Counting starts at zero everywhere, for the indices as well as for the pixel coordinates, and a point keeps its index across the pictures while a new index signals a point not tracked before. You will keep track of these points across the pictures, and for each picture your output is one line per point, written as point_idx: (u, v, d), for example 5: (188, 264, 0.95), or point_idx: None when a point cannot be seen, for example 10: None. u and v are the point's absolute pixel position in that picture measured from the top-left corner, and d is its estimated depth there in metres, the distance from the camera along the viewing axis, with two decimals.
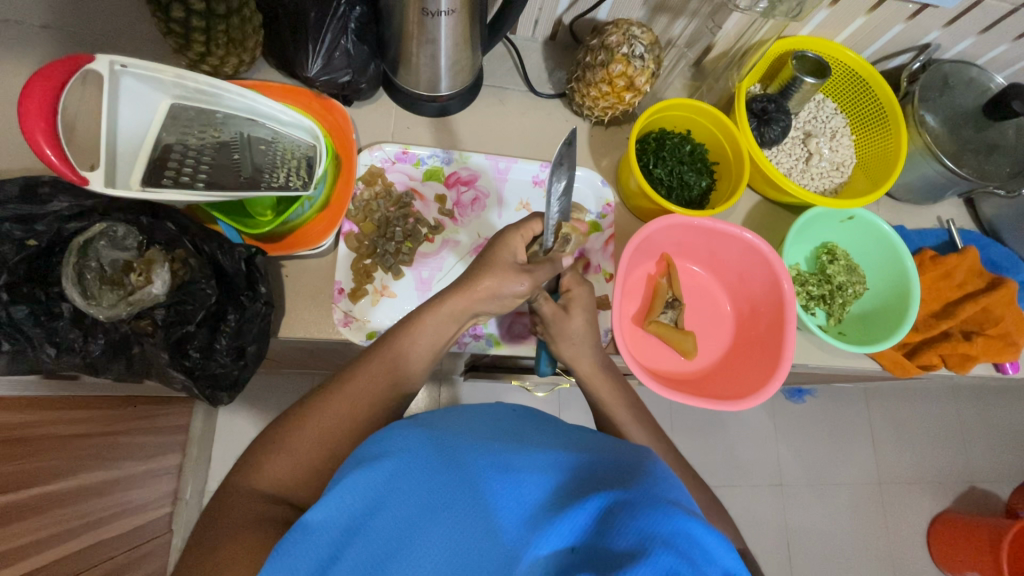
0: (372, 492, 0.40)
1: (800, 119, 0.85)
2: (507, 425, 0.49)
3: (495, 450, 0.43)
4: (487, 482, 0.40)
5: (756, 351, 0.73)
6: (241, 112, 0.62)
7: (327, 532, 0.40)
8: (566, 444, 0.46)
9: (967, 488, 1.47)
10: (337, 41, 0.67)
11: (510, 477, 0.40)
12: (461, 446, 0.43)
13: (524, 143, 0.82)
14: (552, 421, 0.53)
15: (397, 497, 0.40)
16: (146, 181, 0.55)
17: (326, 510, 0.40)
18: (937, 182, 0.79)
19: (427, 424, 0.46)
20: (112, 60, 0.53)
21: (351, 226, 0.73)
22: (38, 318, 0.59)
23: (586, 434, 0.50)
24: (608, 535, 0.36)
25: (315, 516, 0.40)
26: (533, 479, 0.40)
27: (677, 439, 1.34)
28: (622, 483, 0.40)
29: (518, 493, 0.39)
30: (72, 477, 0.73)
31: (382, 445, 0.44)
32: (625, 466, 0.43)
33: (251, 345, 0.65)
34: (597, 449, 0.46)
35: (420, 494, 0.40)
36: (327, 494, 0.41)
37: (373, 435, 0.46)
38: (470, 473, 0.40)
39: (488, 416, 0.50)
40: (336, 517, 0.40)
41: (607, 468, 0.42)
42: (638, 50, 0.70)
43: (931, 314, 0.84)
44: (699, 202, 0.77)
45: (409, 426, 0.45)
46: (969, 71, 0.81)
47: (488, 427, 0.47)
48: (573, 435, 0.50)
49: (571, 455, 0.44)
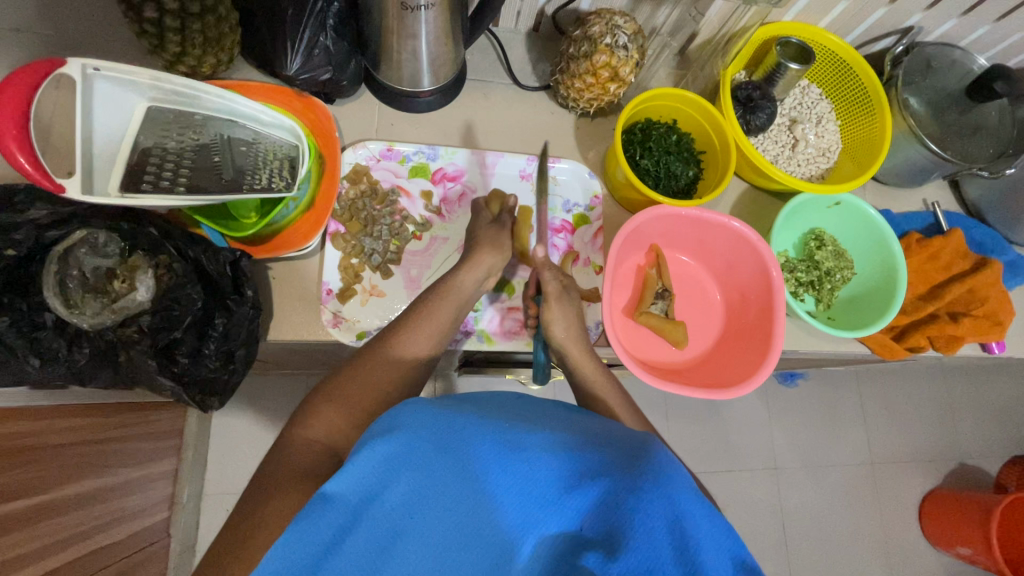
0: (380, 468, 0.41)
1: (785, 106, 0.85)
2: (512, 410, 0.49)
3: (497, 428, 0.43)
4: (489, 462, 0.40)
5: (745, 338, 0.74)
6: (220, 113, 0.61)
7: (342, 506, 0.41)
8: (567, 425, 0.47)
9: (956, 465, 1.50)
10: (316, 37, 0.65)
11: (515, 457, 0.40)
12: (466, 425, 0.43)
13: (510, 137, 0.81)
14: (552, 405, 0.53)
15: (406, 472, 0.40)
16: (125, 187, 0.54)
17: (342, 483, 0.41)
18: (922, 165, 0.80)
19: (436, 402, 0.47)
20: (84, 64, 0.52)
21: (337, 226, 0.72)
22: (20, 329, 0.57)
23: (593, 420, 0.51)
24: (617, 515, 0.37)
25: (332, 489, 0.42)
26: (536, 458, 0.40)
27: (672, 427, 1.35)
28: (627, 466, 0.40)
29: (521, 471, 0.39)
30: (65, 486, 0.72)
31: (391, 420, 0.45)
32: (633, 451, 0.43)
33: (240, 348, 0.65)
34: (600, 432, 0.47)
35: (427, 471, 0.40)
36: (343, 469, 0.42)
37: (386, 411, 0.46)
38: (472, 450, 0.40)
39: (490, 400, 0.50)
40: (349, 490, 0.41)
41: (611, 450, 0.42)
42: (622, 40, 0.69)
43: (917, 296, 0.85)
44: (687, 191, 0.77)
45: (418, 405, 0.46)
46: (952, 53, 0.81)
47: (489, 409, 0.47)
48: (576, 417, 0.50)
49: (577, 437, 0.44)
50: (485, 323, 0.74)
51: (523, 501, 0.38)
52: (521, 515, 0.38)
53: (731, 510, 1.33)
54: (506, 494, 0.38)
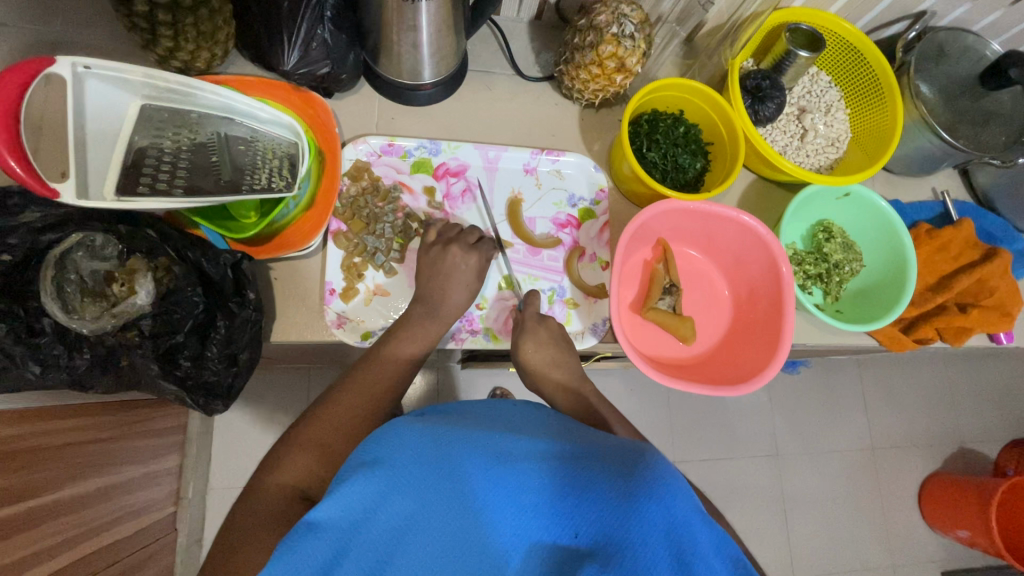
0: (370, 489, 0.41)
1: (794, 95, 0.83)
2: (500, 423, 0.50)
3: (484, 443, 0.43)
4: (478, 477, 0.40)
5: (756, 334, 0.73)
6: (216, 110, 0.59)
7: (332, 528, 0.40)
8: (557, 435, 0.49)
9: (956, 449, 1.51)
10: (314, 30, 0.63)
11: (502, 471, 0.41)
12: (453, 443, 0.44)
13: (513, 129, 0.80)
14: (542, 415, 0.55)
15: (398, 493, 0.40)
16: (120, 190, 0.52)
17: (331, 509, 0.41)
18: (934, 155, 0.78)
19: (427, 424, 0.47)
20: (74, 62, 0.50)
21: (339, 225, 0.71)
22: (18, 336, 0.55)
23: (579, 430, 0.52)
24: (613, 527, 0.38)
25: (319, 515, 0.41)
26: (524, 472, 0.41)
27: (674, 416, 1.36)
28: (619, 475, 0.41)
29: (512, 487, 0.40)
30: (71, 486, 0.72)
31: (380, 447, 0.45)
32: (623, 458, 0.44)
33: (244, 352, 0.64)
34: (592, 443, 0.48)
35: (416, 489, 0.40)
36: (332, 492, 0.42)
37: (373, 436, 0.47)
38: (463, 468, 0.41)
39: (480, 417, 0.51)
40: (340, 513, 0.41)
41: (603, 460, 0.43)
42: (629, 29, 0.67)
43: (926, 288, 0.84)
44: (693, 184, 0.76)
45: (403, 426, 0.46)
46: (964, 38, 0.80)
47: (481, 425, 0.49)
48: (566, 430, 0.51)
49: (566, 448, 0.45)
50: (491, 321, 0.73)
51: (514, 516, 0.39)
52: (512, 530, 0.38)
53: (734, 497, 1.33)
54: (496, 510, 0.39)
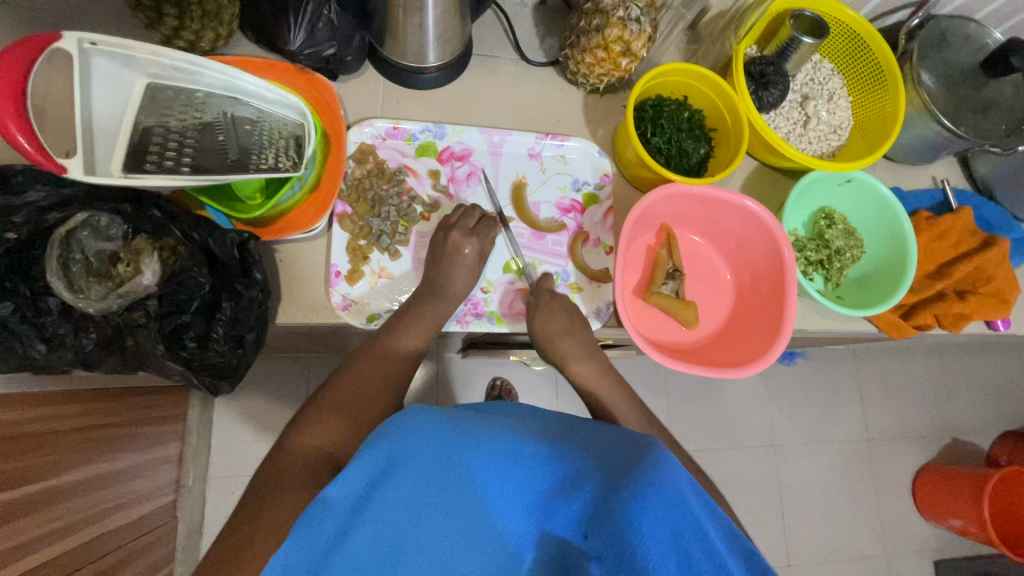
0: (383, 468, 0.42)
1: (797, 82, 0.83)
2: (511, 420, 0.51)
3: (497, 436, 0.44)
4: (489, 473, 0.41)
5: (757, 320, 0.73)
6: (221, 89, 0.59)
7: (340, 507, 0.41)
8: (566, 435, 0.49)
9: (950, 440, 1.52)
10: (320, 10, 0.64)
11: (513, 467, 0.41)
12: (465, 433, 0.44)
13: (518, 114, 0.80)
14: (549, 414, 0.56)
15: (410, 475, 0.41)
16: (128, 168, 0.53)
17: (344, 486, 0.42)
18: (935, 142, 0.79)
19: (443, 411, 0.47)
20: (80, 38, 0.50)
21: (345, 207, 0.70)
22: (24, 315, 0.55)
23: (587, 428, 0.52)
24: (624, 533, 0.36)
25: (334, 492, 0.42)
26: (535, 469, 0.42)
27: (672, 407, 1.36)
28: (631, 473, 0.40)
29: (524, 484, 0.41)
30: (75, 470, 0.72)
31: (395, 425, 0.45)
32: (632, 455, 0.43)
33: (250, 333, 0.64)
34: (602, 442, 0.47)
35: (427, 478, 0.41)
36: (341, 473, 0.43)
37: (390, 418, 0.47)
38: (476, 458, 0.41)
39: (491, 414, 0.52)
40: (353, 492, 0.41)
41: (613, 460, 0.43)
42: (635, 13, 0.67)
43: (925, 275, 0.85)
44: (698, 170, 0.76)
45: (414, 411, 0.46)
46: (966, 26, 0.80)
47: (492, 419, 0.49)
48: (576, 429, 0.51)
49: (576, 448, 0.45)
50: (497, 305, 0.73)
51: (523, 511, 0.40)
52: (524, 524, 0.39)
53: (730, 487, 1.34)
54: (503, 507, 0.40)
